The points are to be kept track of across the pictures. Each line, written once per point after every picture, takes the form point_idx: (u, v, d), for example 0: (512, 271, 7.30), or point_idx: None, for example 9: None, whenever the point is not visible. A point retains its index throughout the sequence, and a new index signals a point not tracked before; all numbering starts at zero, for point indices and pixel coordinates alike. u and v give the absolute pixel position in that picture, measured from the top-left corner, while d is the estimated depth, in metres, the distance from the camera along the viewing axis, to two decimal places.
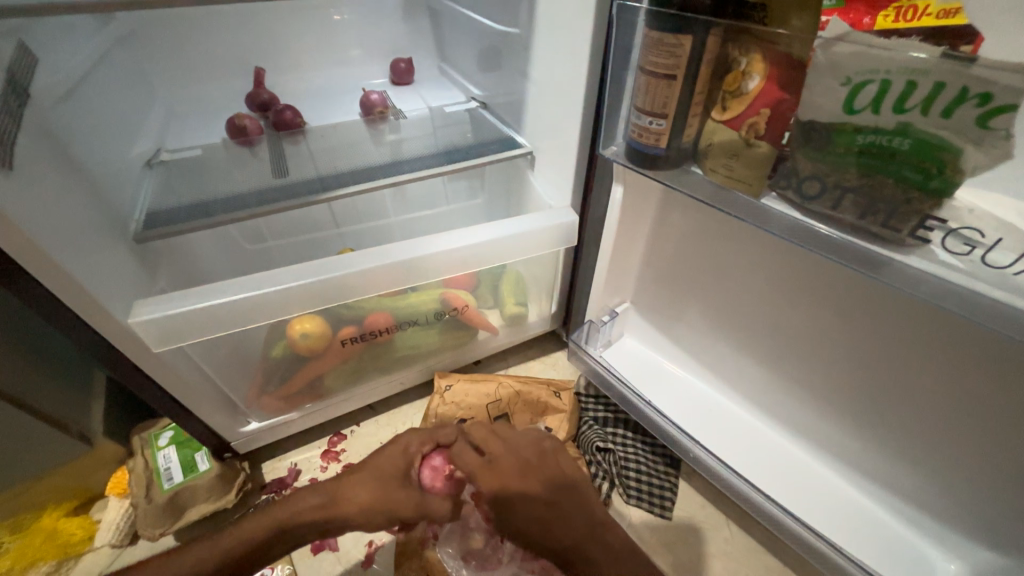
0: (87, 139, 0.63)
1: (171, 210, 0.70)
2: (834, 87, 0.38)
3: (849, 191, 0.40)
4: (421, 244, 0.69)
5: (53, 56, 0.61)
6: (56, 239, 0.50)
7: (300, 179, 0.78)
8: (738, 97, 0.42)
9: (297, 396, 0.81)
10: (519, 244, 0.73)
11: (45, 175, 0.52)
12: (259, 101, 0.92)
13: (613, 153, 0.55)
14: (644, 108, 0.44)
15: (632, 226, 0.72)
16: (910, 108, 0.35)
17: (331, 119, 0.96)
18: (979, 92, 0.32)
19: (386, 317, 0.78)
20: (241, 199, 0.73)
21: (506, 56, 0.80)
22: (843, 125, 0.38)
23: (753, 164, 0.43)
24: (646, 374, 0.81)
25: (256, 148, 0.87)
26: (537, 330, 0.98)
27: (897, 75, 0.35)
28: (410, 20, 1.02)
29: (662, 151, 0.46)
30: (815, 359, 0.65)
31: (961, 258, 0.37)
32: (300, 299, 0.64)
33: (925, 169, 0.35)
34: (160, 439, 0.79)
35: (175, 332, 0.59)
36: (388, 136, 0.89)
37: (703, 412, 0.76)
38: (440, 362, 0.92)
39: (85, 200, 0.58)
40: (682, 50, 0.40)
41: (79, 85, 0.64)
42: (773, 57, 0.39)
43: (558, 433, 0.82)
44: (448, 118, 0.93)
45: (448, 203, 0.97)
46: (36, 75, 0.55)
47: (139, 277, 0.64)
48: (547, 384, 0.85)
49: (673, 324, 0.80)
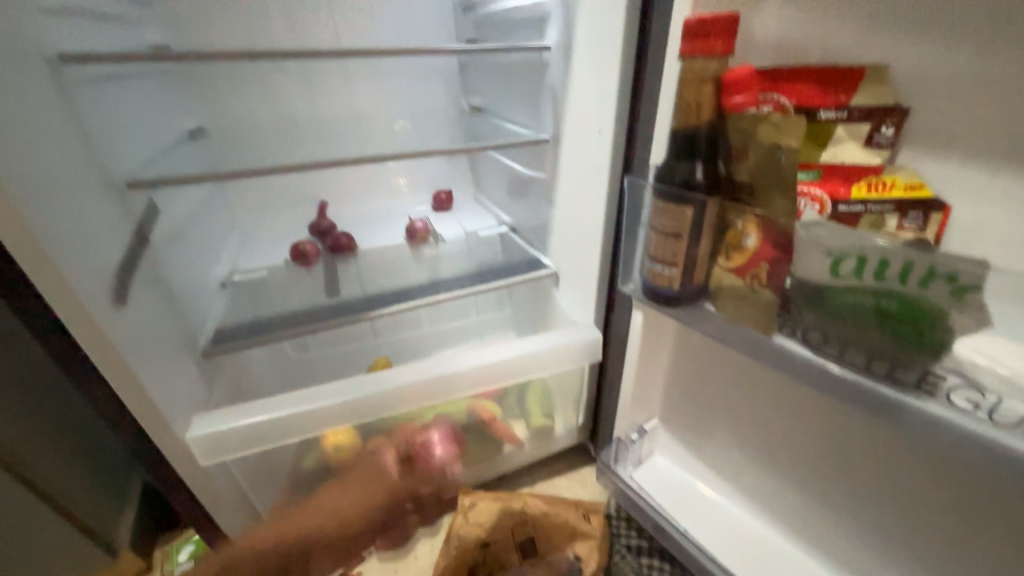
0: (182, 269, 0.75)
1: (236, 326, 0.79)
2: (820, 258, 0.43)
3: (851, 340, 0.42)
4: (454, 360, 0.74)
5: (171, 206, 0.75)
6: (146, 361, 0.57)
7: (351, 297, 0.87)
8: (740, 251, 0.47)
9: (321, 510, 0.81)
10: (547, 357, 0.77)
11: (147, 302, 0.62)
12: (320, 228, 1.07)
13: (630, 289, 0.58)
14: (656, 257, 0.50)
15: (653, 344, 0.75)
16: (889, 277, 0.40)
17: (379, 241, 1.09)
18: (945, 272, 0.37)
19: (416, 427, 0.82)
20: (297, 315, 0.82)
21: (534, 193, 0.93)
22: (833, 285, 0.43)
23: (761, 307, 0.47)
24: (679, 498, 0.78)
25: (313, 268, 1.00)
26: (563, 443, 0.97)
27: (871, 252, 0.40)
28: (452, 161, 1.20)
29: (674, 292, 0.51)
30: (872, 502, 0.59)
31: (969, 412, 0.36)
32: (337, 414, 0.67)
33: (916, 328, 0.38)
34: (181, 553, 0.80)
35: (222, 446, 0.63)
36: (426, 252, 1.03)
37: (746, 547, 0.70)
38: (466, 476, 0.90)
39: (174, 321, 0.68)
40: (686, 217, 0.47)
41: (185, 225, 0.79)
42: (763, 223, 0.45)
43: (587, 564, 0.78)
44: (482, 241, 1.05)
45: (478, 314, 1.04)
46: (157, 222, 0.69)
47: (199, 389, 0.70)
48: (575, 505, 0.82)
49: (702, 443, 0.78)
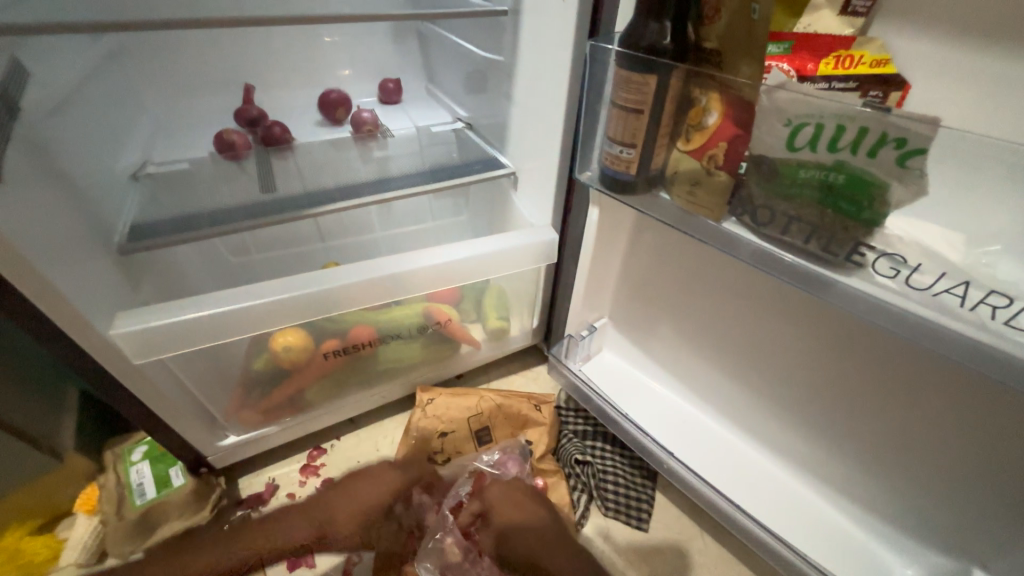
0: (75, 153, 0.64)
1: (157, 222, 0.71)
2: (777, 127, 0.42)
3: (796, 218, 0.43)
4: (408, 258, 0.71)
5: (46, 72, 0.62)
6: (44, 252, 0.51)
7: (288, 194, 0.79)
8: (700, 130, 0.46)
9: (277, 409, 0.81)
10: (502, 258, 0.75)
11: (33, 185, 0.53)
12: (248, 116, 0.93)
13: (588, 177, 0.57)
14: (615, 137, 0.48)
15: (608, 244, 0.75)
16: (841, 148, 0.39)
17: (319, 134, 0.98)
18: (897, 137, 0.36)
19: (369, 331, 0.79)
20: (228, 212, 0.75)
21: (491, 82, 0.84)
22: (788, 160, 0.42)
23: (715, 191, 0.47)
24: (624, 388, 0.84)
25: (244, 162, 0.89)
26: (518, 344, 1.00)
27: (829, 119, 0.39)
28: (399, 43, 1.05)
29: (631, 177, 0.49)
30: (784, 375, 0.68)
31: (892, 280, 0.40)
32: (283, 312, 0.65)
33: (858, 201, 0.40)
34: (134, 454, 0.78)
35: (154, 344, 0.59)
36: (375, 153, 0.92)
37: (679, 426, 0.78)
38: (423, 376, 0.93)
39: (74, 214, 0.59)
40: (648, 88, 0.44)
41: (70, 99, 0.65)
42: (727, 97, 0.43)
43: (537, 446, 0.84)
44: (435, 138, 0.96)
45: (433, 219, 0.99)
46: (28, 90, 0.56)
47: (122, 289, 0.64)
48: (527, 398, 0.87)
49: (648, 339, 0.83)
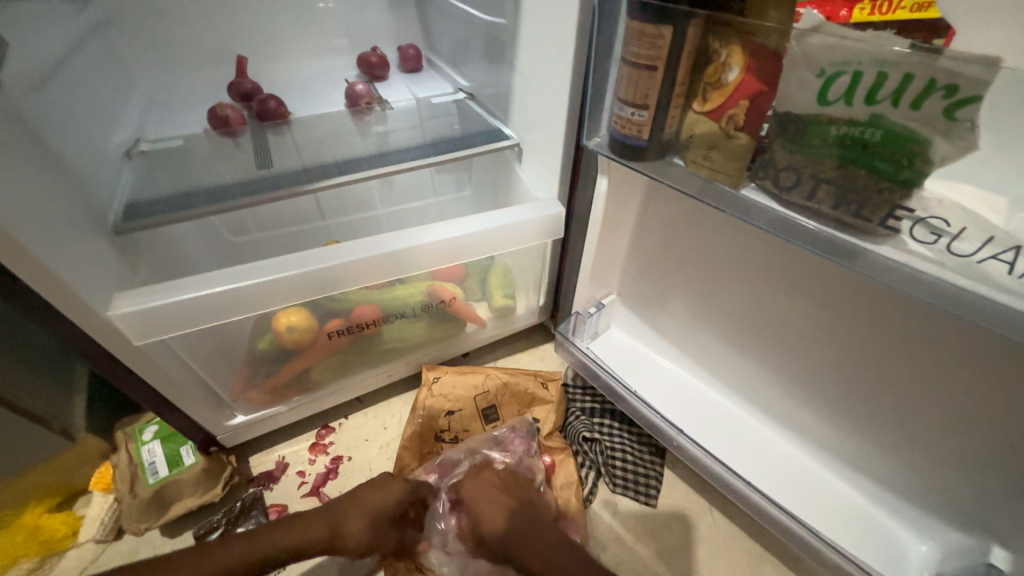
0: (64, 130, 0.62)
1: (152, 201, 0.69)
2: (808, 79, 0.38)
3: (824, 182, 0.41)
4: (410, 234, 0.69)
5: (27, 43, 0.59)
6: (36, 233, 0.49)
7: (285, 170, 0.77)
8: (718, 88, 0.42)
9: (283, 389, 0.81)
10: (508, 234, 0.73)
11: (20, 163, 0.51)
12: (241, 90, 0.90)
13: (596, 144, 0.54)
14: (627, 99, 0.44)
15: (617, 217, 0.72)
16: (880, 100, 0.36)
17: (316, 108, 0.95)
18: (946, 84, 0.33)
19: (373, 310, 0.77)
20: (224, 190, 0.72)
21: (492, 47, 0.80)
22: (819, 116, 0.39)
23: (734, 156, 0.43)
24: (633, 365, 0.82)
25: (239, 138, 0.86)
26: (525, 322, 0.99)
27: (868, 67, 0.36)
28: (397, 9, 1.00)
29: (644, 143, 0.46)
30: (799, 351, 0.66)
31: (929, 247, 0.38)
32: (284, 291, 0.63)
33: (895, 160, 0.36)
34: (144, 434, 0.78)
35: (155, 324, 0.58)
36: (375, 128, 0.88)
37: (689, 403, 0.77)
38: (428, 355, 0.92)
39: (64, 192, 0.57)
40: (663, 41, 0.40)
41: (55, 73, 0.63)
42: (750, 48, 0.40)
43: (545, 424, 0.83)
44: (435, 110, 0.92)
45: (435, 195, 0.96)
46: (8, 61, 0.54)
47: (119, 269, 0.63)
48: (534, 376, 0.85)
49: (658, 316, 0.81)
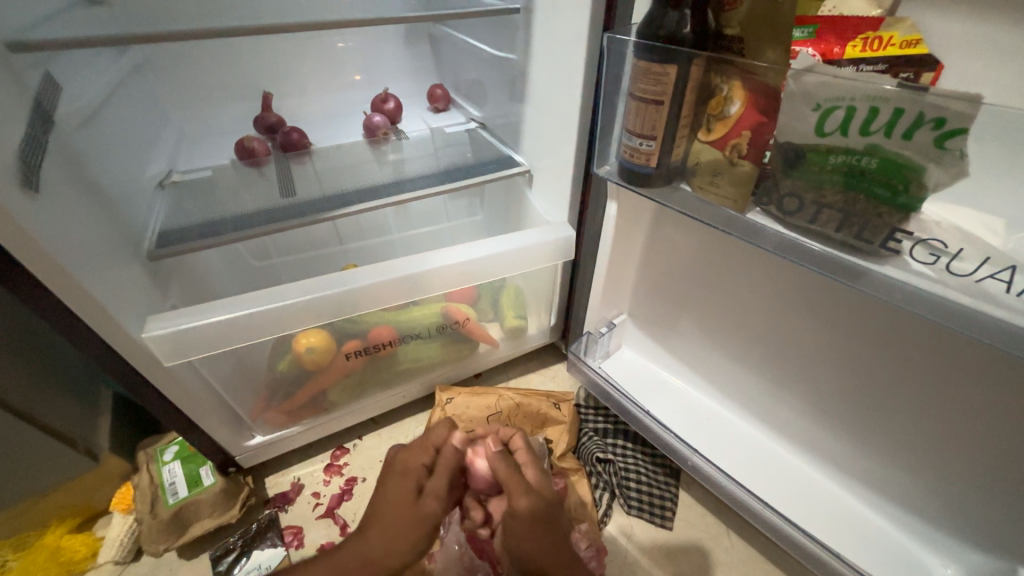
0: (105, 163, 0.66)
1: (182, 228, 0.73)
2: (806, 112, 0.41)
3: (826, 206, 0.43)
4: (422, 259, 0.71)
5: (76, 84, 0.64)
6: (79, 260, 0.52)
7: (306, 198, 0.81)
8: (721, 120, 0.45)
9: (300, 410, 0.83)
10: (518, 257, 0.75)
11: (67, 195, 0.55)
12: (266, 124, 0.95)
13: (606, 172, 0.57)
14: (635, 130, 0.47)
15: (626, 240, 0.75)
16: (874, 132, 0.38)
17: (335, 140, 1.00)
18: (934, 118, 0.35)
19: (390, 331, 0.80)
20: (249, 217, 0.76)
21: (503, 81, 0.84)
22: (817, 146, 0.41)
23: (739, 181, 0.46)
24: (645, 384, 0.83)
25: (263, 168, 0.90)
26: (536, 342, 1.00)
27: (861, 102, 0.38)
28: (412, 45, 1.06)
29: (652, 170, 0.49)
30: (811, 368, 0.66)
31: (929, 267, 0.40)
32: (305, 315, 0.66)
33: (892, 186, 0.39)
34: (165, 454, 0.80)
35: (184, 347, 0.61)
36: (390, 157, 0.92)
37: (701, 421, 0.77)
38: (443, 375, 0.93)
39: (103, 221, 0.61)
40: (668, 78, 0.43)
41: (99, 110, 0.68)
42: (750, 84, 0.43)
43: (557, 445, 0.84)
44: (448, 139, 0.97)
45: (449, 220, 1.00)
46: (60, 101, 0.58)
47: (151, 294, 0.66)
48: (547, 396, 0.86)
49: (668, 335, 0.82)
